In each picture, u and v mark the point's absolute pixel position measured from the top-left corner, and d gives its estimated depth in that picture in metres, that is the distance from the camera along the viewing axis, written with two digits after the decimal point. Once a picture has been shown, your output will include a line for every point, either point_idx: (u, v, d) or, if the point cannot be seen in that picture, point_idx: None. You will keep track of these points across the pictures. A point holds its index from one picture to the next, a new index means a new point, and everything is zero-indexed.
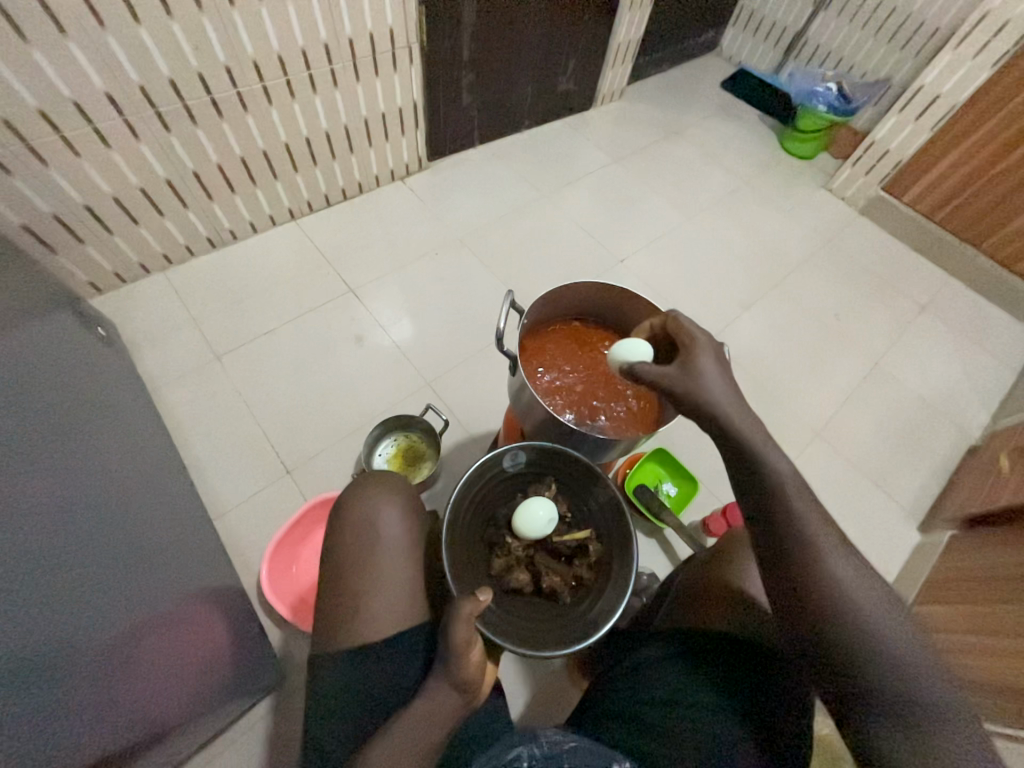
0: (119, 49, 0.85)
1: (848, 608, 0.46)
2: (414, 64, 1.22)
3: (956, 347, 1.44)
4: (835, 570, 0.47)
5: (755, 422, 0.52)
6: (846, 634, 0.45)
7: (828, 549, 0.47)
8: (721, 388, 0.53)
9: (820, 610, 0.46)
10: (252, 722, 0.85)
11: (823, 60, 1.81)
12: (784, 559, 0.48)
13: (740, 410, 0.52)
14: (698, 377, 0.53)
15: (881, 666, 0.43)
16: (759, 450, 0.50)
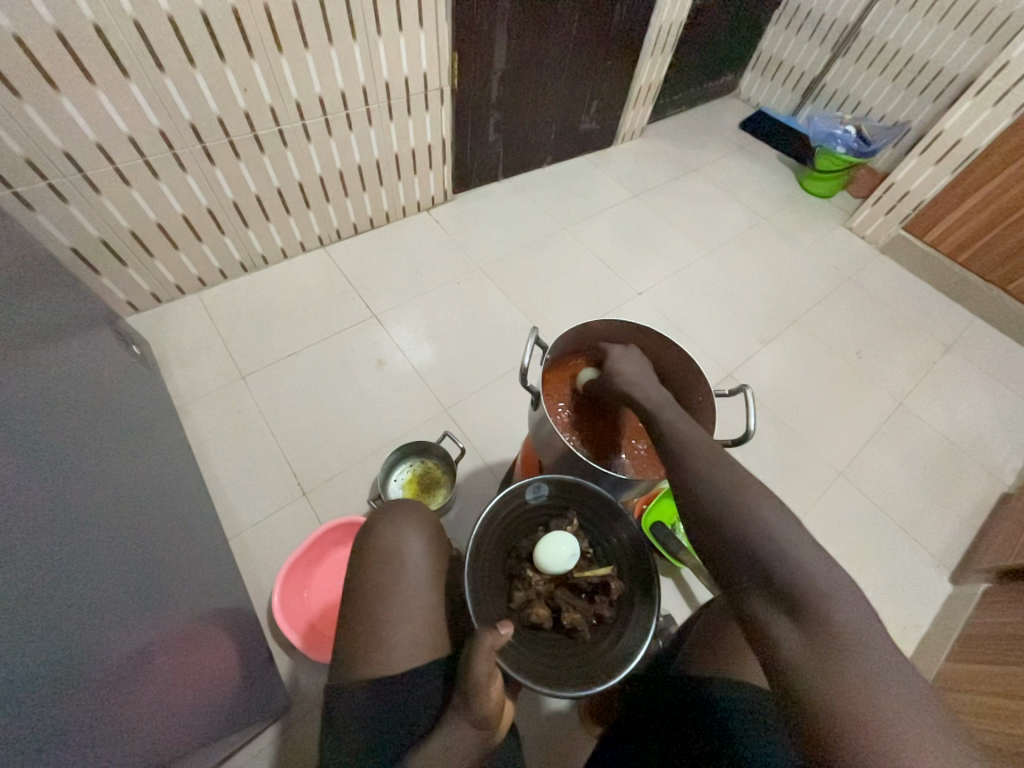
0: (175, 89, 0.92)
1: (753, 528, 0.44)
2: (444, 104, 1.29)
3: (984, 388, 1.41)
4: (734, 492, 0.48)
5: (664, 395, 0.63)
6: (744, 544, 0.44)
7: (725, 475, 0.49)
8: (632, 373, 0.67)
9: (720, 530, 0.46)
10: (256, 750, 0.83)
11: (841, 103, 1.85)
12: (689, 490, 0.50)
13: (649, 387, 0.64)
14: (609, 373, 0.69)
15: (778, 571, 0.42)
16: (661, 414, 0.59)
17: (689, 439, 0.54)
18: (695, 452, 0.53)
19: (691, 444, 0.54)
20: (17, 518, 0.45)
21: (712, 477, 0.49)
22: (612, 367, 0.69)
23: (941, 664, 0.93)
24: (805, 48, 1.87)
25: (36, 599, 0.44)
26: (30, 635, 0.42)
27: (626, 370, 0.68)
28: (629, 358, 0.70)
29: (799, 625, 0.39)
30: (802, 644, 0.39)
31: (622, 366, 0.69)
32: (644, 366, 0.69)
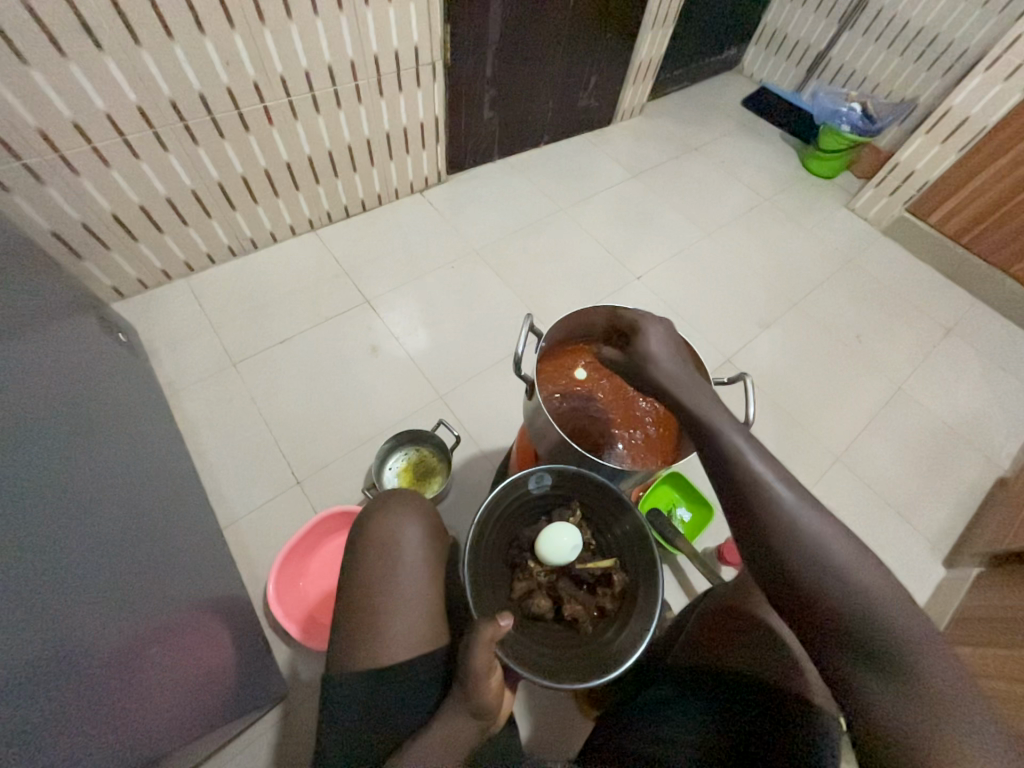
0: (153, 64, 0.88)
1: (826, 566, 0.42)
2: (437, 80, 1.24)
3: (983, 372, 1.40)
4: (823, 540, 0.43)
5: (712, 397, 0.52)
6: (819, 583, 0.42)
7: (791, 503, 0.45)
8: (669, 360, 0.55)
9: (808, 583, 0.42)
10: (258, 733, 0.85)
11: (847, 79, 1.80)
12: (750, 519, 0.46)
13: (692, 384, 0.53)
14: (643, 358, 0.56)
15: (858, 614, 0.40)
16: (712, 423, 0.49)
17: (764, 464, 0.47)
18: (755, 475, 0.46)
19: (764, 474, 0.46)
20: (7, 514, 0.44)
21: (778, 510, 0.45)
22: (645, 351, 0.56)
23: None
24: (811, 20, 1.80)
25: (26, 592, 0.43)
26: (21, 630, 0.41)
27: (661, 352, 0.56)
28: (663, 336, 0.58)
29: (892, 683, 0.37)
30: (894, 699, 0.37)
31: (658, 350, 0.56)
32: (679, 345, 0.59)
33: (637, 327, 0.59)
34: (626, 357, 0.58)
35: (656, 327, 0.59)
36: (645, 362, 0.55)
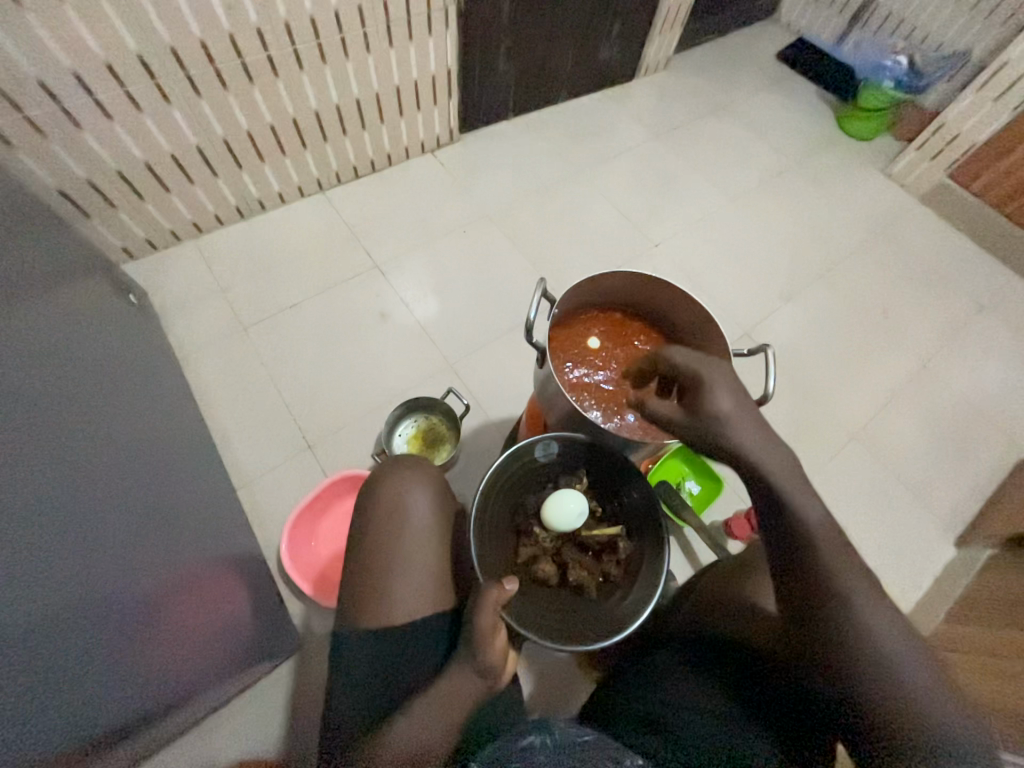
0: (151, 7, 0.83)
1: (864, 638, 0.44)
2: (449, 28, 1.16)
3: (1015, 351, 1.34)
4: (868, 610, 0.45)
5: (787, 465, 0.49)
6: (853, 653, 0.44)
7: (843, 575, 0.46)
8: (741, 423, 0.50)
9: (840, 650, 0.44)
10: (275, 679, 0.89)
11: (894, 29, 1.65)
12: (799, 580, 0.47)
13: (765, 451, 0.49)
14: (713, 423, 0.50)
15: (886, 691, 0.42)
16: (781, 492, 0.48)
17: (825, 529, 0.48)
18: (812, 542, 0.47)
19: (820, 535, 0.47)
20: (22, 469, 0.45)
21: (826, 579, 0.46)
22: (717, 414, 0.50)
23: (938, 624, 0.94)
24: None
25: (39, 545, 0.44)
26: (35, 580, 0.42)
27: (734, 411, 0.50)
28: (733, 390, 0.51)
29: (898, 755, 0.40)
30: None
31: (727, 412, 0.50)
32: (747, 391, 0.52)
33: (700, 389, 0.52)
34: (689, 420, 0.52)
35: (722, 380, 0.52)
36: (716, 430, 0.50)
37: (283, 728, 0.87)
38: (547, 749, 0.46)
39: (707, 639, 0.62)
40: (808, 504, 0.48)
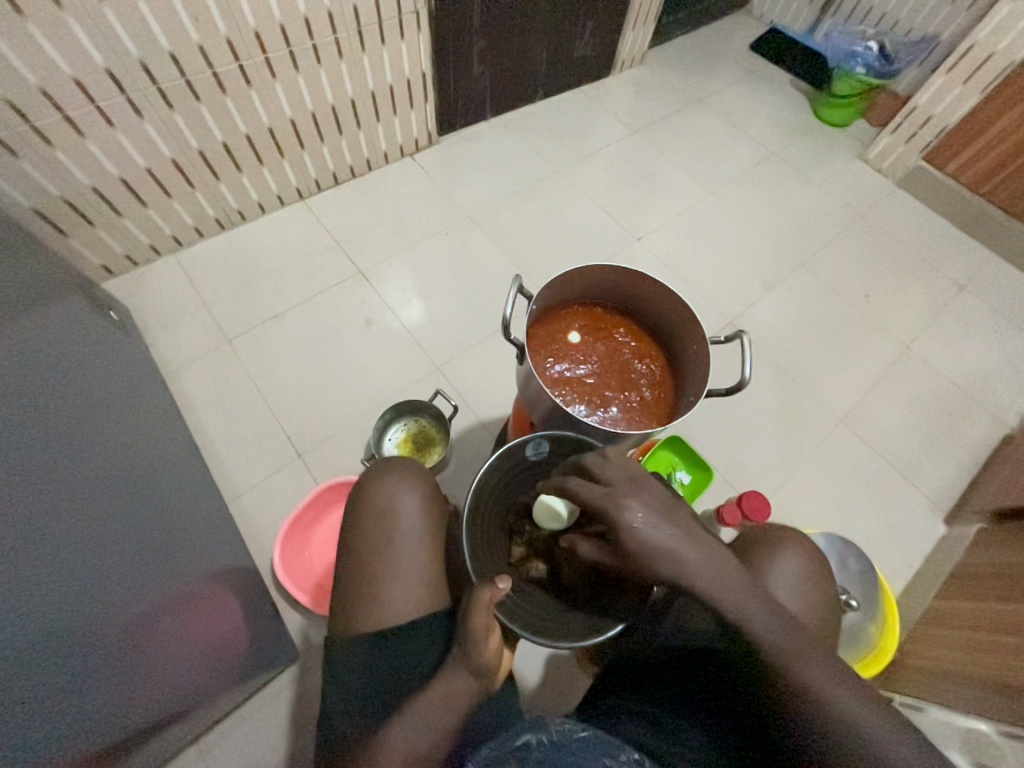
0: (118, 22, 0.83)
1: (823, 700, 0.45)
2: (422, 31, 1.16)
3: (995, 329, 1.36)
4: (828, 697, 0.45)
5: (728, 571, 0.48)
6: (816, 718, 0.44)
7: (793, 643, 0.47)
8: (673, 544, 0.47)
9: (805, 715, 0.45)
10: (276, 690, 0.89)
11: (864, 16, 1.67)
12: (755, 654, 0.48)
13: (701, 562, 0.48)
14: (645, 559, 0.47)
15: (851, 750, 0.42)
16: (725, 601, 0.47)
17: (774, 631, 0.47)
18: (756, 621, 0.47)
19: (767, 637, 0.47)
20: (11, 486, 0.45)
21: (778, 649, 0.47)
22: (641, 549, 0.47)
23: (930, 602, 0.96)
24: None
25: (26, 565, 0.43)
26: (24, 601, 0.42)
27: (657, 535, 0.47)
28: (649, 514, 0.48)
29: None
30: None
31: (656, 541, 0.47)
32: (665, 504, 0.49)
33: (614, 525, 0.48)
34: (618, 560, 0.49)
35: (636, 506, 0.48)
36: (651, 565, 0.47)
37: (284, 740, 0.86)
38: (543, 747, 0.46)
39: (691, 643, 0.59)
40: (754, 607, 0.48)
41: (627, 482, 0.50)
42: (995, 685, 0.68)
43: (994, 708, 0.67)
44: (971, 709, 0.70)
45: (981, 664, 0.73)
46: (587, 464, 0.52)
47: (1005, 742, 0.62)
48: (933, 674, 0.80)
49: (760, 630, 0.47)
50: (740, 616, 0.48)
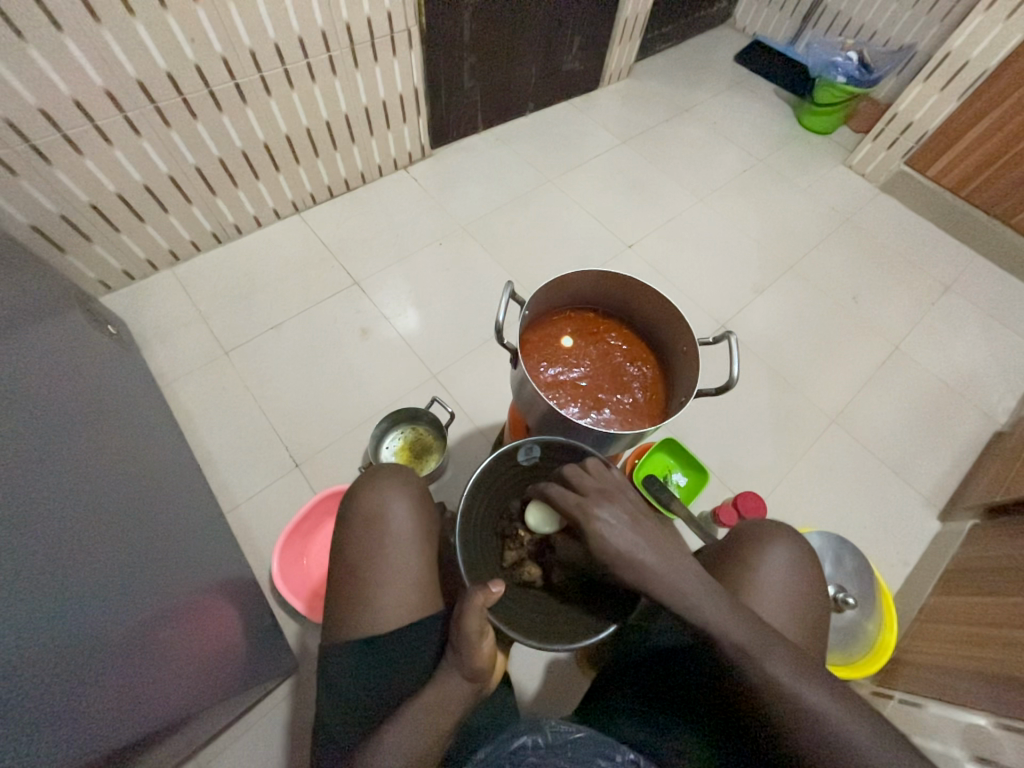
0: (116, 44, 0.85)
1: (793, 700, 0.45)
2: (413, 48, 1.19)
3: (981, 328, 1.38)
4: (796, 692, 0.46)
5: (691, 577, 0.49)
6: (788, 717, 0.45)
7: (761, 644, 0.48)
8: (639, 549, 0.49)
9: (777, 712, 0.46)
10: (273, 703, 0.88)
11: (843, 28, 1.72)
12: (725, 660, 0.48)
13: (667, 568, 0.49)
14: (615, 564, 0.49)
15: (823, 743, 0.44)
16: (696, 602, 0.48)
17: (739, 631, 0.48)
18: (722, 626, 0.48)
19: (733, 638, 0.48)
20: (9, 499, 0.46)
21: (746, 652, 0.47)
22: (609, 553, 0.49)
23: (926, 599, 0.96)
24: None
25: (16, 576, 0.42)
26: (13, 612, 0.41)
27: (624, 543, 0.49)
28: (617, 523, 0.50)
29: None
30: None
31: (622, 545, 0.49)
32: (633, 513, 0.51)
33: (584, 532, 0.50)
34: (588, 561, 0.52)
35: (606, 515, 0.50)
36: (622, 570, 0.49)
37: (283, 752, 0.85)
38: (539, 750, 0.46)
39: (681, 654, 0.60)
40: (719, 612, 0.48)
41: (600, 492, 0.52)
42: (993, 678, 0.68)
43: (990, 700, 0.67)
44: (969, 703, 0.70)
45: (979, 658, 0.73)
46: (566, 474, 0.54)
47: (1004, 735, 0.63)
48: (931, 670, 0.81)
49: (726, 632, 0.48)
50: (705, 620, 0.48)
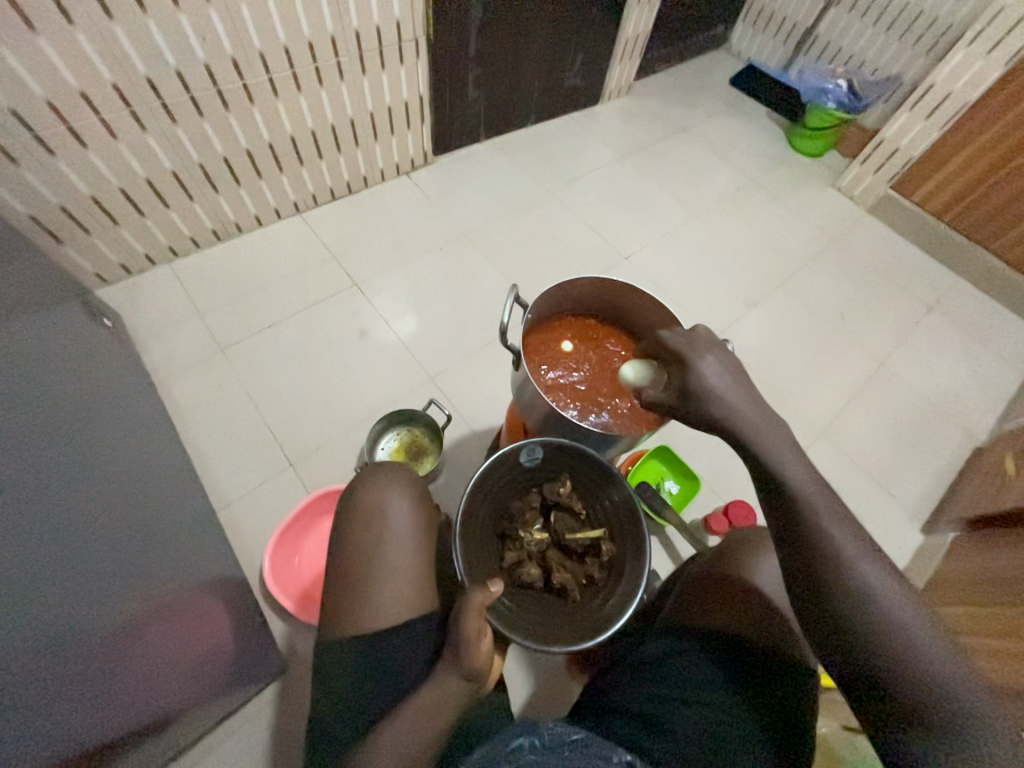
0: (127, 40, 0.85)
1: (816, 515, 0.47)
2: (421, 57, 1.22)
3: (963, 348, 1.43)
4: (902, 621, 0.43)
5: (757, 403, 0.52)
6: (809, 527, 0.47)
7: (791, 462, 0.49)
8: (728, 384, 0.52)
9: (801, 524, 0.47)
10: (258, 706, 0.86)
11: (833, 57, 1.79)
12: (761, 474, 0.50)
13: (744, 401, 0.51)
14: (704, 390, 0.51)
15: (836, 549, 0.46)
16: (746, 419, 0.50)
17: (858, 566, 0.45)
18: (764, 439, 0.50)
19: (848, 566, 0.45)
20: (17, 493, 0.46)
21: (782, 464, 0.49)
22: (705, 389, 0.51)
23: None
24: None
25: (5, 561, 0.41)
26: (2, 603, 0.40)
27: (717, 379, 0.52)
28: (720, 365, 0.52)
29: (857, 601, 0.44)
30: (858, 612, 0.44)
31: (718, 385, 0.51)
32: (735, 365, 0.53)
33: (688, 371, 0.52)
34: (678, 399, 0.53)
35: (710, 360, 0.53)
36: (708, 400, 0.51)
37: (268, 757, 0.84)
38: (536, 751, 0.47)
39: (703, 634, 0.64)
40: (762, 428, 0.50)
41: (708, 340, 0.54)
42: None
43: None
44: None
45: None
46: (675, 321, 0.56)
47: None
48: None
49: (832, 536, 0.46)
50: (818, 539, 0.46)
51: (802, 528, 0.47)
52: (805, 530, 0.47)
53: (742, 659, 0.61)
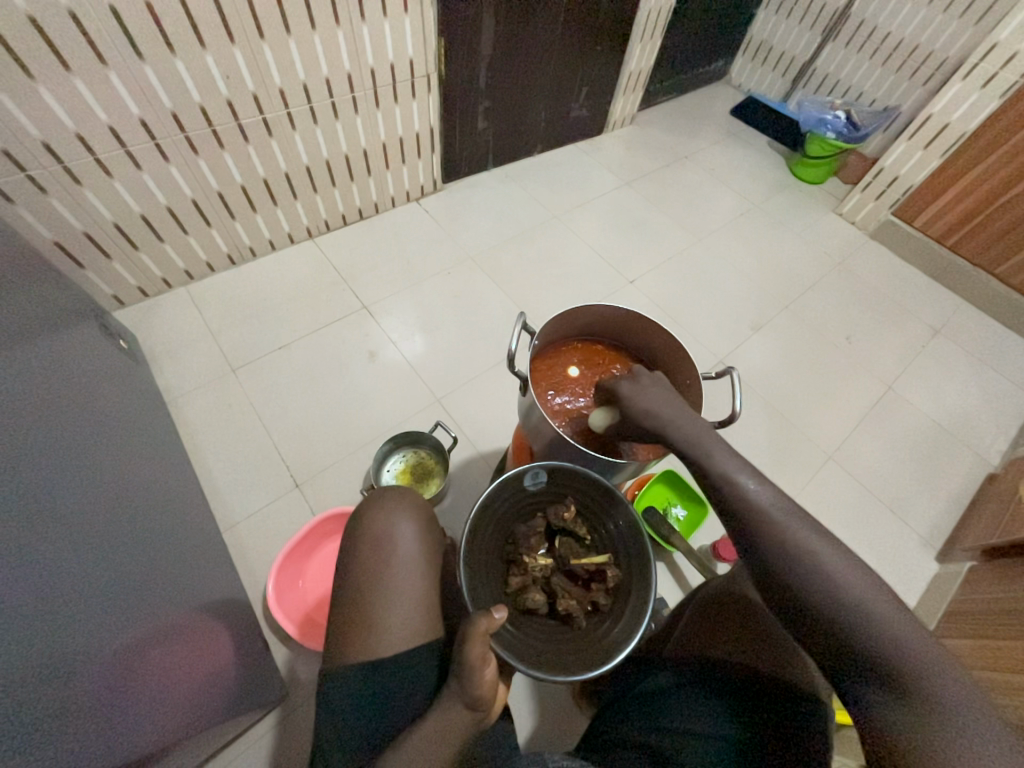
0: (155, 78, 0.90)
1: (740, 491, 0.50)
2: (432, 92, 1.27)
3: (971, 372, 1.42)
4: (834, 579, 0.46)
5: (687, 410, 0.56)
6: (737, 502, 0.50)
7: (712, 445, 0.52)
8: (659, 402, 0.57)
9: (730, 499, 0.50)
10: (257, 735, 0.84)
11: (831, 89, 1.85)
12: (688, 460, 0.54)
13: (675, 412, 0.56)
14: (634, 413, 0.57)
15: (764, 521, 0.49)
16: (672, 419, 0.55)
17: (808, 550, 0.47)
18: (686, 431, 0.54)
19: (793, 548, 0.48)
20: (30, 517, 0.47)
21: (703, 448, 0.53)
22: (634, 410, 0.57)
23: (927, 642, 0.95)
24: (795, 32, 1.86)
25: (7, 583, 0.41)
26: (14, 627, 0.40)
27: (647, 398, 0.57)
28: (647, 388, 0.58)
29: (791, 567, 0.47)
30: (795, 576, 0.47)
31: (647, 406, 0.57)
32: (665, 386, 0.59)
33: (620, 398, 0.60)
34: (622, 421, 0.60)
35: (637, 384, 0.59)
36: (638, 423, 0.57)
37: None
38: None
39: (708, 662, 0.64)
40: (684, 422, 0.54)
41: (634, 373, 0.62)
42: None
43: None
44: None
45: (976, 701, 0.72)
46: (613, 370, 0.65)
47: None
48: None
49: (757, 508, 0.49)
50: (765, 528, 0.49)
51: (738, 511, 0.50)
52: (752, 526, 0.49)
53: (748, 688, 0.60)
